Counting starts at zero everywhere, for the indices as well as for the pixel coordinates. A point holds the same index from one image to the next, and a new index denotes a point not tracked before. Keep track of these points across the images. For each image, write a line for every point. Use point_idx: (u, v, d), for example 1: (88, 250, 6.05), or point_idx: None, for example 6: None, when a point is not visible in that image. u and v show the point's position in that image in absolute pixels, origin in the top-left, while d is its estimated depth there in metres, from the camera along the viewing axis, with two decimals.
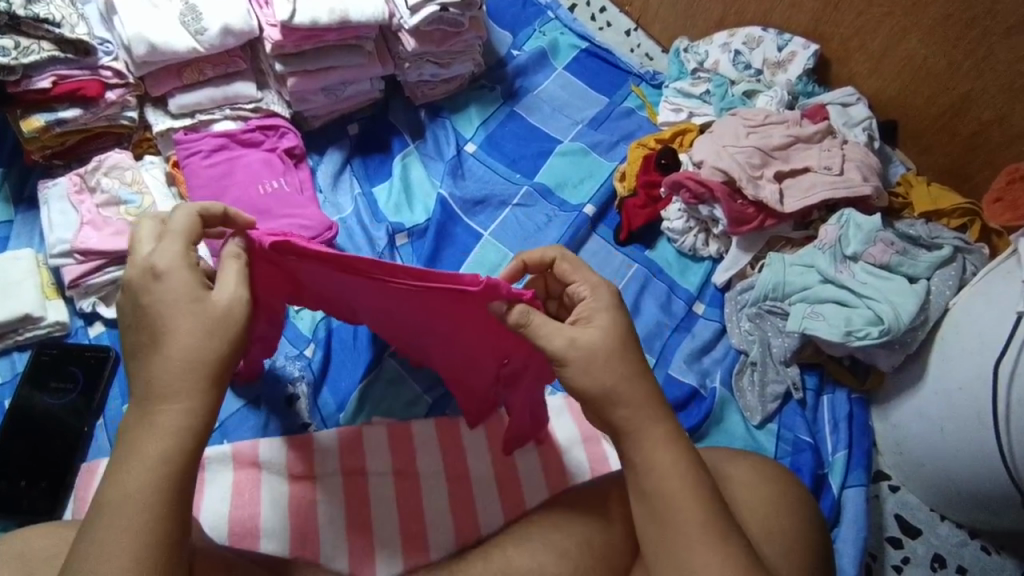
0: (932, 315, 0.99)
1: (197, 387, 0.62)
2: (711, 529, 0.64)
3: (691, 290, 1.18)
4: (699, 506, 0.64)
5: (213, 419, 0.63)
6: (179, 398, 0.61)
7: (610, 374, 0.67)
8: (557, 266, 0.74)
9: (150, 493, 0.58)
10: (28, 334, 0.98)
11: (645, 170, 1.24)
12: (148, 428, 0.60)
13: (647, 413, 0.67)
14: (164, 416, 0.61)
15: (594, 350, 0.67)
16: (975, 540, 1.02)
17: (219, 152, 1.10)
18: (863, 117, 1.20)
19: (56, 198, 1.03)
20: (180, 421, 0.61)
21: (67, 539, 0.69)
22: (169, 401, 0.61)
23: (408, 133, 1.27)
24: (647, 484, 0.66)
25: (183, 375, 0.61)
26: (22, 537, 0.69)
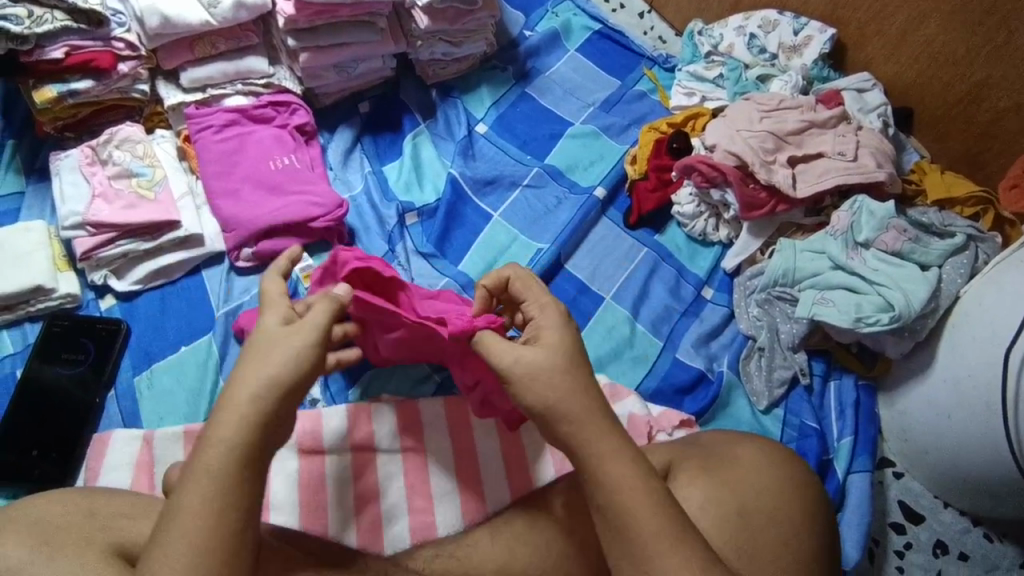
0: (943, 303, 0.99)
1: (255, 403, 0.62)
2: (667, 534, 0.61)
3: (700, 275, 1.18)
4: (655, 514, 0.62)
5: (269, 432, 0.62)
6: (236, 415, 0.61)
7: (553, 390, 0.65)
8: (511, 285, 0.75)
9: (208, 510, 0.59)
10: (40, 305, 0.98)
11: (657, 154, 1.23)
12: (206, 443, 0.60)
13: (591, 426, 0.65)
14: (222, 433, 0.60)
15: (539, 367, 0.66)
16: (978, 527, 1.02)
17: (230, 127, 1.10)
18: (879, 102, 1.19)
19: (67, 169, 1.03)
20: (236, 436, 0.60)
21: (80, 504, 0.70)
22: (227, 415, 0.61)
23: (419, 112, 1.27)
24: (601, 499, 0.63)
25: (247, 393, 0.62)
26: (37, 501, 0.70)
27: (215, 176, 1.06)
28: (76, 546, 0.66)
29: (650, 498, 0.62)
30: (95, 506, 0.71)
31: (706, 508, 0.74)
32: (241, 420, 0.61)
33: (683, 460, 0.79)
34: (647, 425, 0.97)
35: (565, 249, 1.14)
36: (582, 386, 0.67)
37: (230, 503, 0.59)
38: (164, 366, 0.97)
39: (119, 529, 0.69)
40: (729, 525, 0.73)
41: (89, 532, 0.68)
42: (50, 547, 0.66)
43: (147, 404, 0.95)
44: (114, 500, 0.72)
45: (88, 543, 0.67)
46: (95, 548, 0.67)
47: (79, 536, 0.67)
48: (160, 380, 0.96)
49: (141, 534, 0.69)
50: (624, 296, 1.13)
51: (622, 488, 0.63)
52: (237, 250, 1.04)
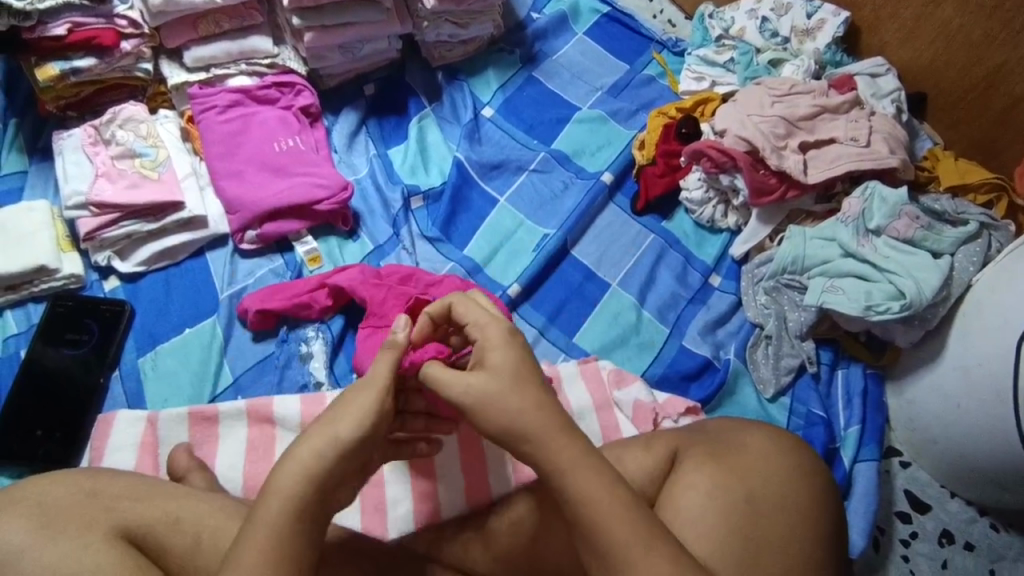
0: (954, 291, 0.98)
1: (319, 451, 0.63)
2: (636, 539, 0.60)
3: (708, 262, 1.16)
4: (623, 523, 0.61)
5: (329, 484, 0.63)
6: (301, 465, 0.62)
7: (504, 414, 0.65)
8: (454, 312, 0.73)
9: (270, 570, 0.58)
10: (44, 286, 0.98)
11: (665, 139, 1.21)
12: (270, 493, 0.61)
13: (548, 445, 0.63)
14: (285, 484, 0.61)
15: (485, 394, 0.65)
16: (984, 517, 1.02)
17: (234, 108, 1.09)
18: (892, 88, 1.17)
19: (70, 149, 1.02)
20: (297, 487, 0.61)
21: (81, 486, 0.70)
22: (292, 465, 0.62)
23: (425, 94, 1.25)
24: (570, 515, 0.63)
25: (311, 444, 0.63)
26: (40, 481, 0.70)
27: (219, 157, 1.05)
28: (79, 528, 0.66)
29: (621, 510, 0.61)
30: (96, 487, 0.70)
31: (713, 495, 0.73)
32: (305, 475, 0.62)
33: (690, 448, 0.78)
34: (653, 413, 0.96)
35: (571, 235, 1.13)
36: (535, 406, 0.65)
37: (293, 564, 0.59)
38: (168, 349, 0.97)
39: (122, 511, 0.69)
40: (737, 512, 0.72)
41: (92, 514, 0.68)
42: (53, 529, 0.66)
43: (151, 385, 0.94)
44: (116, 481, 0.71)
45: (91, 526, 0.67)
46: (98, 531, 0.67)
47: (81, 518, 0.67)
48: (164, 362, 0.96)
49: (144, 516, 0.69)
50: (631, 283, 1.11)
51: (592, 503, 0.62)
52: (241, 232, 1.03)
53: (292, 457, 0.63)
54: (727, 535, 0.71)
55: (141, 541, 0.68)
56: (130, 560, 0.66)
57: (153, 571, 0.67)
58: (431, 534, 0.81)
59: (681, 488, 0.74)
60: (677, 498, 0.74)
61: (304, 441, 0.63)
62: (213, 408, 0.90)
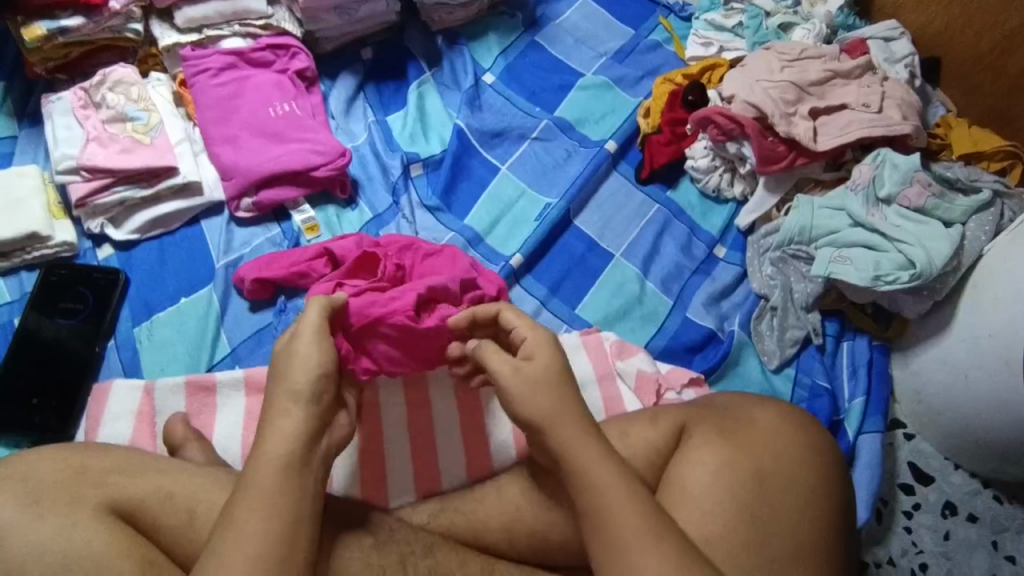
0: (965, 261, 0.96)
1: (301, 417, 0.65)
2: (648, 529, 0.61)
3: (713, 233, 1.14)
4: (632, 512, 0.62)
5: (314, 444, 0.65)
6: (286, 428, 0.63)
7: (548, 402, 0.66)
8: (502, 317, 0.75)
9: (268, 530, 0.59)
10: (35, 253, 0.96)
11: (671, 107, 1.19)
12: (259, 457, 0.62)
13: (578, 432, 0.65)
14: (273, 447, 0.62)
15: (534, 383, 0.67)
16: (987, 489, 1.01)
17: (228, 71, 1.06)
18: (906, 52, 1.14)
19: (59, 112, 1.00)
20: (285, 448, 0.63)
21: (69, 462, 0.68)
22: (276, 429, 0.63)
23: (424, 59, 1.22)
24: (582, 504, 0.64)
25: (294, 419, 0.64)
26: (27, 458, 0.68)
27: (213, 122, 1.03)
28: (68, 505, 0.65)
29: (631, 501, 0.63)
30: (86, 462, 0.69)
31: (721, 472, 0.72)
32: (291, 438, 0.63)
33: (699, 422, 0.77)
34: (656, 384, 0.95)
35: (574, 204, 1.11)
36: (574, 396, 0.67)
37: (290, 521, 0.60)
38: (163, 318, 0.95)
39: (112, 485, 0.68)
40: (743, 489, 0.72)
41: (82, 489, 0.67)
42: (41, 506, 0.65)
43: (147, 354, 0.93)
44: (105, 455, 0.70)
45: (80, 502, 0.66)
46: (88, 506, 0.66)
47: (71, 493, 0.66)
48: (160, 331, 0.94)
49: (136, 491, 0.68)
50: (634, 253, 1.09)
51: (601, 492, 0.63)
52: (236, 200, 1.01)
53: (269, 428, 0.64)
54: (733, 511, 0.71)
55: (132, 517, 0.67)
56: (121, 534, 0.65)
57: (146, 545, 0.66)
58: (432, 506, 0.80)
59: (689, 463, 0.73)
60: (686, 472, 0.73)
61: (277, 414, 0.64)
62: (212, 377, 0.89)
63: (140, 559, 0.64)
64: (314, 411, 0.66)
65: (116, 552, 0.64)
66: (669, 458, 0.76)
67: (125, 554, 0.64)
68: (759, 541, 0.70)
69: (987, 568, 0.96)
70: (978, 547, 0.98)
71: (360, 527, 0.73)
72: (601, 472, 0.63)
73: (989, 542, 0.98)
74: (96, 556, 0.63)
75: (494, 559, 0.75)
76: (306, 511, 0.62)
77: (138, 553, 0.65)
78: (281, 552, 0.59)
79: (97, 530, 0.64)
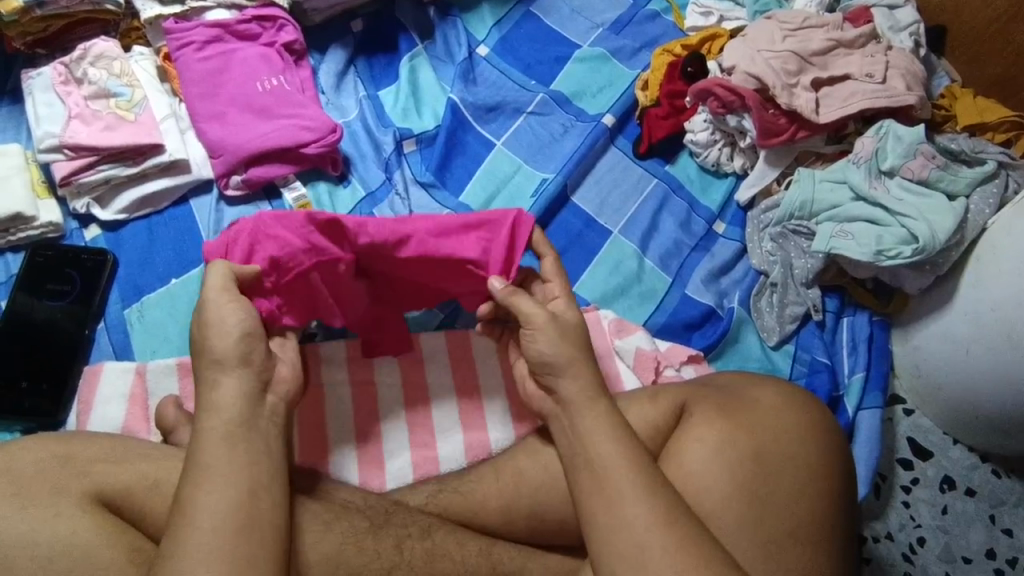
0: (968, 234, 0.94)
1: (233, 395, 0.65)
2: (640, 480, 0.63)
3: (712, 208, 1.12)
4: (626, 461, 0.64)
5: (259, 413, 0.66)
6: (221, 407, 0.64)
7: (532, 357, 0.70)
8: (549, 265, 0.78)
9: (225, 501, 0.60)
10: (20, 234, 0.94)
11: (670, 79, 1.16)
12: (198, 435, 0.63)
13: (586, 394, 0.69)
14: (208, 423, 0.64)
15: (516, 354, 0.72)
16: (985, 464, 1.01)
17: (214, 44, 1.03)
18: (911, 20, 1.11)
19: (40, 88, 0.98)
20: (219, 421, 0.64)
21: (52, 452, 0.68)
22: (210, 411, 0.64)
23: (417, 31, 1.18)
24: (579, 458, 0.66)
25: (233, 393, 0.65)
26: (7, 451, 0.67)
27: (198, 97, 1.00)
28: (51, 496, 0.65)
29: (632, 463, 0.64)
30: (72, 451, 0.68)
31: (721, 450, 0.71)
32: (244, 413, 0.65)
33: (700, 400, 0.76)
34: (655, 361, 0.94)
35: (571, 180, 1.09)
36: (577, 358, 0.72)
37: (245, 489, 0.61)
38: (154, 300, 0.93)
39: (98, 474, 0.67)
40: (742, 469, 0.71)
41: (65, 480, 0.66)
42: (24, 498, 0.64)
43: (138, 336, 0.91)
44: (91, 444, 0.70)
45: (65, 492, 0.65)
46: (72, 497, 0.65)
47: (58, 483, 0.65)
48: (151, 313, 0.93)
49: (122, 480, 0.67)
50: (633, 229, 1.07)
51: (604, 457, 0.65)
52: (225, 178, 0.99)
53: (221, 409, 0.64)
54: (730, 491, 0.70)
55: (118, 505, 0.67)
56: (109, 523, 0.65)
57: (134, 534, 0.66)
58: (429, 488, 0.79)
59: (688, 440, 0.72)
60: (685, 450, 0.72)
61: (208, 385, 0.66)
62: None
63: (126, 548, 0.64)
64: (249, 372, 0.67)
65: (102, 541, 0.63)
66: (669, 436, 0.75)
67: (111, 544, 0.63)
68: (758, 519, 0.70)
69: (984, 542, 0.97)
70: (975, 521, 0.98)
71: (355, 511, 0.73)
72: (595, 424, 0.67)
73: (987, 516, 0.98)
74: (82, 547, 0.63)
75: (491, 541, 0.74)
76: (265, 482, 0.63)
77: (126, 542, 0.64)
78: (240, 520, 0.60)
79: (82, 520, 0.64)
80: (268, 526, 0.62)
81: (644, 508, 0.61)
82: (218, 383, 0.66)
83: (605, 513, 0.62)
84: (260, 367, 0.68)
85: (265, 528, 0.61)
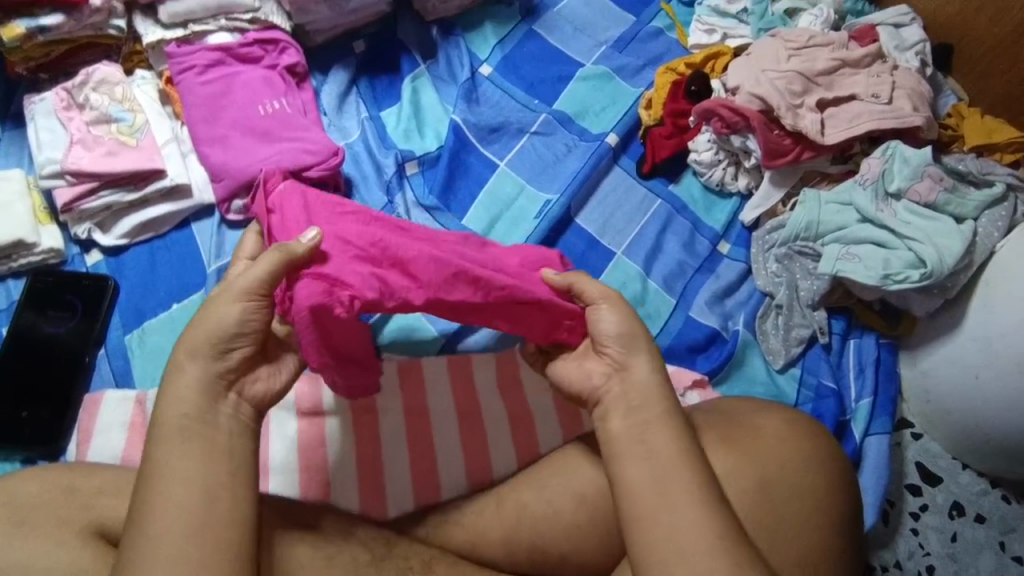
0: (977, 258, 0.93)
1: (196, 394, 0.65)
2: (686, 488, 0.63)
3: (717, 228, 1.11)
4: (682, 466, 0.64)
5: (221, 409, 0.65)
6: (176, 407, 0.64)
7: None
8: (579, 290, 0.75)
9: (180, 507, 0.60)
10: (22, 260, 0.94)
11: (673, 98, 1.15)
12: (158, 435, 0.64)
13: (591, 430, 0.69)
14: (164, 423, 0.64)
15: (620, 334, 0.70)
16: (996, 489, 1.00)
17: (215, 68, 1.03)
18: (916, 40, 1.11)
19: (42, 113, 0.98)
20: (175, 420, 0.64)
21: (52, 487, 0.68)
22: (169, 409, 0.64)
23: (419, 52, 1.18)
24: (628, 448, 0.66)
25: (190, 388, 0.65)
26: (8, 485, 0.67)
27: (200, 121, 1.00)
28: (52, 529, 0.64)
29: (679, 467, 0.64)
30: (72, 485, 0.68)
31: (728, 482, 0.70)
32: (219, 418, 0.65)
33: (707, 429, 0.74)
34: None
35: (574, 201, 1.08)
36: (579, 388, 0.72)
37: (201, 491, 0.61)
38: (155, 325, 0.93)
39: (100, 509, 0.67)
40: (749, 501, 0.70)
41: (67, 513, 0.66)
42: (24, 531, 0.64)
43: (139, 363, 0.91)
44: (93, 476, 0.70)
45: (66, 524, 0.65)
46: (74, 529, 0.65)
47: (60, 515, 0.65)
48: (151, 339, 0.92)
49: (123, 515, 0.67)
50: (637, 251, 1.07)
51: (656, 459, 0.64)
52: (227, 202, 0.98)
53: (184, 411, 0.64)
54: None
55: None
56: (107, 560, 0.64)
57: None
58: (431, 518, 0.79)
59: None
60: None
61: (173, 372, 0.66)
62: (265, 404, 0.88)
63: None
64: (221, 365, 0.66)
65: None
66: None
67: None
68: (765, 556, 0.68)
69: (995, 569, 0.95)
70: (985, 548, 0.96)
71: (356, 543, 0.72)
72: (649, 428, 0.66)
73: (997, 542, 0.97)
74: None
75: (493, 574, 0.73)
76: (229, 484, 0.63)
77: None
78: (195, 522, 0.60)
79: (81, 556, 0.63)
80: (226, 528, 0.61)
81: (693, 516, 0.61)
82: (180, 370, 0.66)
83: (653, 508, 0.62)
84: (226, 363, 0.66)
85: (223, 535, 0.60)
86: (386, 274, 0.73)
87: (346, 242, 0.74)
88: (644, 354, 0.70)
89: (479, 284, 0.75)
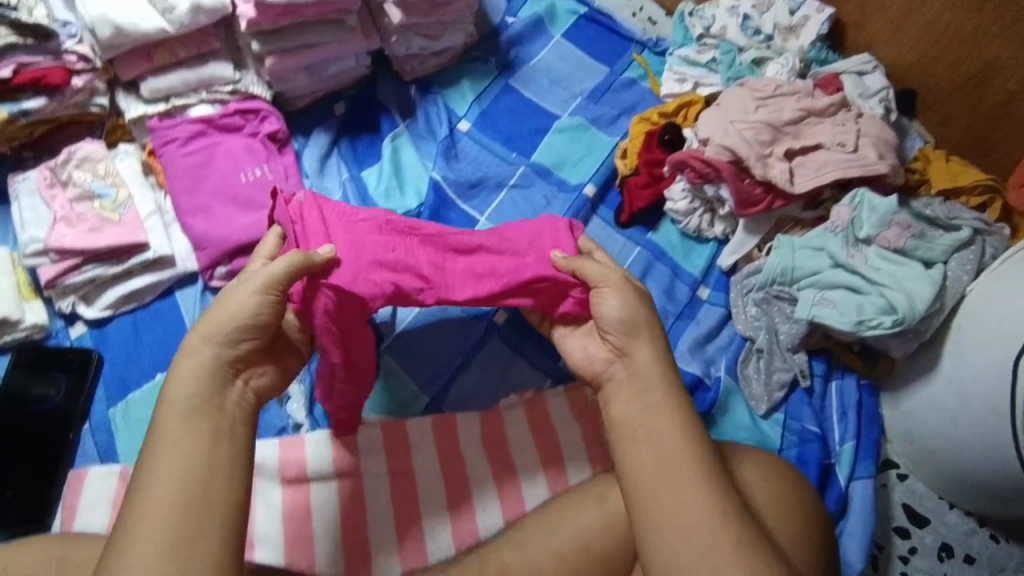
0: (948, 301, 0.95)
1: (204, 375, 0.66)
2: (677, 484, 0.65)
3: (695, 274, 1.13)
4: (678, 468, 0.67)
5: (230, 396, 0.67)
6: (187, 383, 0.65)
7: None
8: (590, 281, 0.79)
9: (178, 480, 0.60)
10: (4, 338, 0.94)
11: (647, 148, 1.18)
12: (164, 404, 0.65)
13: None
14: (171, 395, 0.65)
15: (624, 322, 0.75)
16: (983, 528, 1.00)
17: (196, 139, 1.05)
18: (879, 87, 1.14)
19: (26, 192, 1.00)
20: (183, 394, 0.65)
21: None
22: (178, 384, 0.65)
23: (398, 111, 1.21)
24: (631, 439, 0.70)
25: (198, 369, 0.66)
26: None
27: (182, 191, 1.02)
28: None
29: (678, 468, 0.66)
30: (56, 568, 0.68)
31: None
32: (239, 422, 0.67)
33: None
34: None
35: None
36: None
37: (201, 466, 0.62)
38: (139, 397, 0.93)
39: None
40: None
41: None
42: None
43: (124, 437, 0.91)
44: (86, 543, 0.70)
45: None
46: None
47: None
48: (135, 411, 0.93)
49: None
50: None
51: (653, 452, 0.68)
52: (210, 270, 1.00)
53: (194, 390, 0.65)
54: None
55: None
56: None
57: None
58: None
59: None
60: None
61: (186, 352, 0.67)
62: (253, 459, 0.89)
63: None
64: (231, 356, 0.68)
65: None
66: None
67: None
68: None
69: None
70: None
71: None
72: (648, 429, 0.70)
73: None
74: None
75: None
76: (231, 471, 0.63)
77: None
78: (193, 497, 0.60)
79: None
80: (220, 509, 0.61)
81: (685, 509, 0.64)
82: (191, 352, 0.67)
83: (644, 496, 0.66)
84: (238, 352, 0.68)
85: (217, 520, 0.60)
86: (401, 278, 0.81)
87: (361, 249, 0.80)
88: (644, 340, 0.74)
89: (488, 282, 0.84)
